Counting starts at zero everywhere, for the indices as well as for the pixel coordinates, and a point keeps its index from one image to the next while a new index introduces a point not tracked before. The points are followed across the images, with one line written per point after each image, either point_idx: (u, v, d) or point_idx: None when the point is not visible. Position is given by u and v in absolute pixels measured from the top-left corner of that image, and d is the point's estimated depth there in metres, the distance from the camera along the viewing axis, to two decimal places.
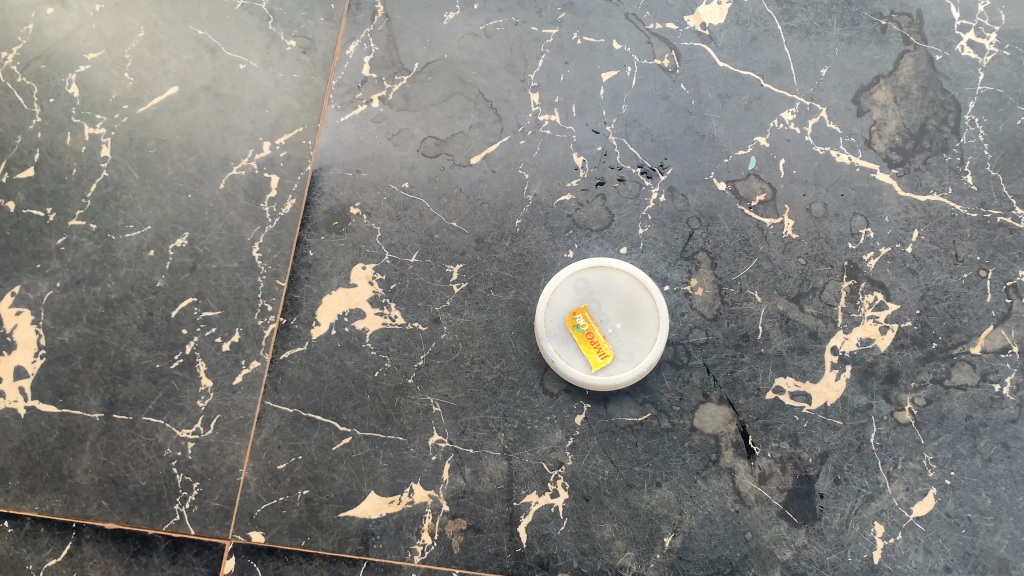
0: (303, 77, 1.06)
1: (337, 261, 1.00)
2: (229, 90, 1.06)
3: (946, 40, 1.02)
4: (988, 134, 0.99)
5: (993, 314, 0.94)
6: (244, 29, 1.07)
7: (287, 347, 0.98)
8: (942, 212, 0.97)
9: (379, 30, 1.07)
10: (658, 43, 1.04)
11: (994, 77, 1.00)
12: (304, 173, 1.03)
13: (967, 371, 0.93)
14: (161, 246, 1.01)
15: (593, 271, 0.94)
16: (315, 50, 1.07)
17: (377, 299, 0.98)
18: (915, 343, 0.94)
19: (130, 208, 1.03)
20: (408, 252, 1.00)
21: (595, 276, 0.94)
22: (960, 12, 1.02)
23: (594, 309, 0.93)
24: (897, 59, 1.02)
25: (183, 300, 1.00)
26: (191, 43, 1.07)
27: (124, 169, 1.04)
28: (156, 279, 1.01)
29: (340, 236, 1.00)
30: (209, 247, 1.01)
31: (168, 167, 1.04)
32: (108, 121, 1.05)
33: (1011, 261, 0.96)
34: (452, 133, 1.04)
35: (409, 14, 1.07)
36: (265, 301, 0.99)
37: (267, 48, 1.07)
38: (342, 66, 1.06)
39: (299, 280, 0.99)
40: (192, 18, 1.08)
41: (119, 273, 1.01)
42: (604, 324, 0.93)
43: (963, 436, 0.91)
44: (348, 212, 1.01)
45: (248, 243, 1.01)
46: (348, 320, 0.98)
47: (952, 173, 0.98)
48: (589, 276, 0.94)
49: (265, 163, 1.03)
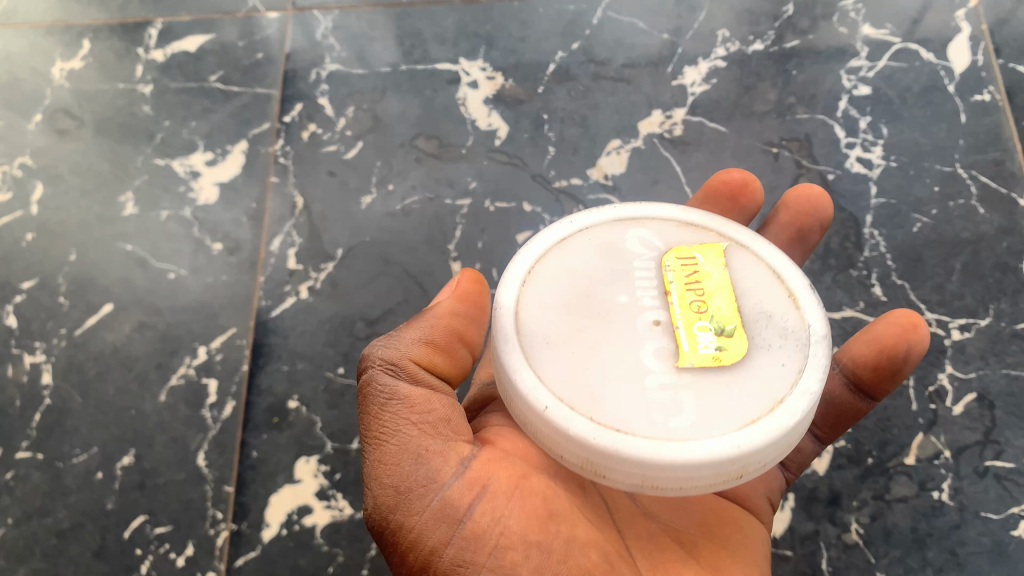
0: (231, 279, 1.11)
1: (281, 458, 1.02)
2: (162, 301, 1.10)
3: (836, 158, 1.09)
4: (888, 245, 1.04)
5: (921, 421, 0.96)
6: (172, 240, 1.14)
7: (240, 553, 0.98)
8: (859, 325, 1.00)
9: (301, 222, 1.13)
10: (566, 200, 1.10)
11: (886, 189, 1.07)
12: (241, 372, 1.06)
13: (906, 483, 0.94)
14: (108, 467, 1.03)
15: (525, 275, 0.73)
16: (241, 250, 1.12)
17: (323, 492, 1.00)
18: (852, 461, 0.96)
19: (75, 433, 1.05)
20: (349, 438, 1.02)
21: (540, 313, 0.71)
22: (845, 130, 1.11)
23: (625, 240, 0.75)
24: (793, 183, 1.08)
25: (135, 519, 1.01)
26: (122, 259, 1.13)
27: (66, 394, 1.06)
28: (107, 502, 1.02)
29: (281, 432, 1.03)
30: (155, 463, 1.03)
31: (109, 387, 1.07)
32: (46, 347, 1.09)
33: (930, 366, 0.98)
34: (382, 312, 1.07)
35: (328, 204, 1.14)
36: (215, 509, 1.00)
37: (194, 254, 1.13)
38: (269, 263, 1.11)
39: (246, 483, 1.01)
40: (121, 235, 1.14)
41: (69, 500, 1.02)
42: (649, 320, 0.69)
43: (911, 549, 0.92)
44: (287, 406, 1.04)
45: (194, 453, 1.03)
46: (297, 518, 0.99)
47: (860, 287, 1.02)
48: (521, 266, 0.74)
49: (201, 370, 1.06)
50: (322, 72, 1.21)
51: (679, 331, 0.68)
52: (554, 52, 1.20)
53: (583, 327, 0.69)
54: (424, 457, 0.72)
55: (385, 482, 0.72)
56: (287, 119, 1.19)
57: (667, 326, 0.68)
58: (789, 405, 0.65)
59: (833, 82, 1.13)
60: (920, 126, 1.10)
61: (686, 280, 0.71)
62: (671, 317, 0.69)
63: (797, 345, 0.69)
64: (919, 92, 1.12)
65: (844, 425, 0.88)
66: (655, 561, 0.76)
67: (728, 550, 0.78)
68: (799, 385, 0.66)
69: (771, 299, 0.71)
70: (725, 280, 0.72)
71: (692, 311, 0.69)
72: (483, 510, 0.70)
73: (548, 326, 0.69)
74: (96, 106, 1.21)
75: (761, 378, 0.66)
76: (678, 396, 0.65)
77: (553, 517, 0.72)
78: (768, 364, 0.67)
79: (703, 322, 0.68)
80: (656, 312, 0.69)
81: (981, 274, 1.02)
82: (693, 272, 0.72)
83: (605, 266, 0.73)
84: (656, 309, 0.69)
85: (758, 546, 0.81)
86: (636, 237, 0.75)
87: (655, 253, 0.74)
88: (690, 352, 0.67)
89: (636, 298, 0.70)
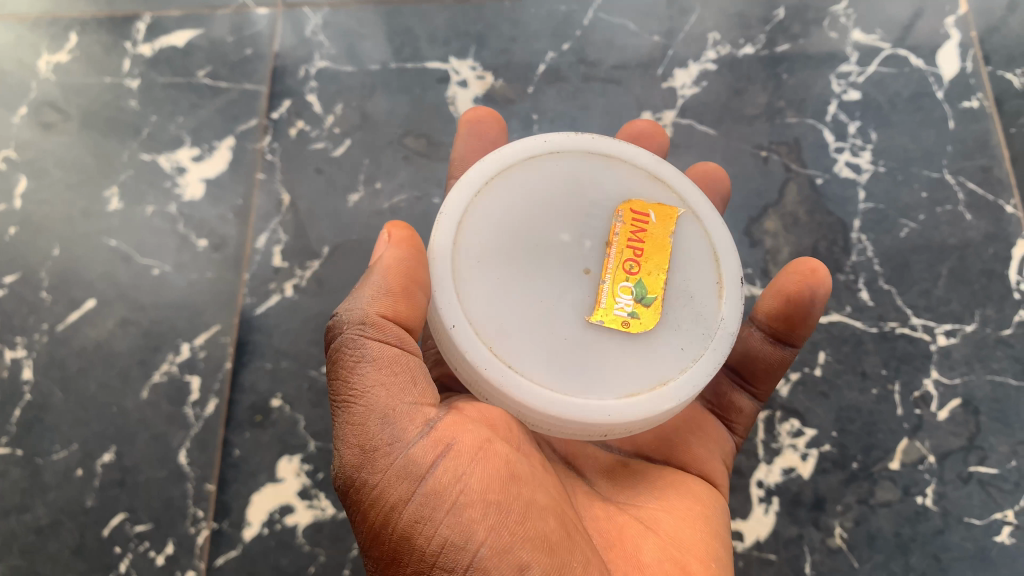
0: (216, 275, 1.10)
1: (263, 457, 1.01)
2: (146, 297, 1.10)
3: (825, 163, 1.10)
4: (876, 250, 1.04)
5: (906, 426, 0.97)
6: (157, 235, 1.13)
7: (221, 552, 0.98)
8: (844, 330, 1.00)
9: (287, 219, 1.12)
10: None
11: (874, 194, 1.07)
12: (225, 370, 1.05)
13: (890, 487, 0.94)
14: (88, 464, 1.02)
15: (483, 183, 0.79)
16: (226, 246, 1.11)
17: (305, 491, 0.99)
18: (837, 465, 0.96)
19: (55, 429, 1.04)
20: (333, 437, 1.01)
21: (483, 230, 0.77)
22: (834, 134, 1.11)
23: (589, 176, 0.81)
24: (780, 187, 1.09)
25: (114, 517, 1.00)
26: (106, 254, 1.12)
27: (47, 389, 1.05)
28: (86, 499, 1.01)
29: (264, 431, 1.02)
30: (136, 460, 1.02)
31: (91, 382, 1.06)
32: (28, 342, 1.07)
33: (916, 371, 0.99)
34: None
35: (315, 202, 1.13)
36: (196, 507, 0.99)
37: (179, 250, 1.12)
38: (254, 260, 1.10)
39: (228, 482, 1.00)
40: (105, 230, 1.13)
41: (48, 496, 1.01)
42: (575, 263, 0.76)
43: (893, 554, 0.92)
44: (270, 404, 1.03)
45: (175, 450, 1.02)
46: (279, 517, 0.98)
47: (847, 291, 1.02)
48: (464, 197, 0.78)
49: (185, 367, 1.05)
50: (311, 69, 1.21)
51: (604, 287, 0.75)
52: (544, 52, 1.19)
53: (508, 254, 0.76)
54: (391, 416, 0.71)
55: (353, 442, 0.71)
56: (276, 116, 1.18)
57: (596, 276, 0.76)
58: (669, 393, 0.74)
59: (822, 87, 1.13)
60: (909, 131, 1.10)
61: (632, 236, 0.78)
62: (603, 266, 0.76)
63: (700, 336, 0.77)
64: (908, 98, 1.12)
65: (774, 379, 0.91)
66: (609, 537, 0.76)
67: (681, 502, 0.82)
68: (686, 373, 0.75)
69: (703, 285, 0.78)
70: (666, 244, 0.78)
71: (623, 271, 0.76)
72: (447, 468, 0.69)
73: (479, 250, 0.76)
74: (82, 100, 1.20)
75: (648, 353, 0.75)
76: (578, 355, 0.74)
77: (515, 479, 0.70)
78: (666, 347, 0.76)
79: (627, 284, 0.75)
80: (590, 261, 0.76)
81: (968, 280, 1.02)
82: (641, 230, 0.78)
83: (555, 196, 0.79)
84: (590, 257, 0.77)
85: (716, 510, 0.83)
86: (606, 176, 0.81)
87: (612, 201, 0.80)
88: (605, 309, 0.75)
89: (579, 237, 0.77)
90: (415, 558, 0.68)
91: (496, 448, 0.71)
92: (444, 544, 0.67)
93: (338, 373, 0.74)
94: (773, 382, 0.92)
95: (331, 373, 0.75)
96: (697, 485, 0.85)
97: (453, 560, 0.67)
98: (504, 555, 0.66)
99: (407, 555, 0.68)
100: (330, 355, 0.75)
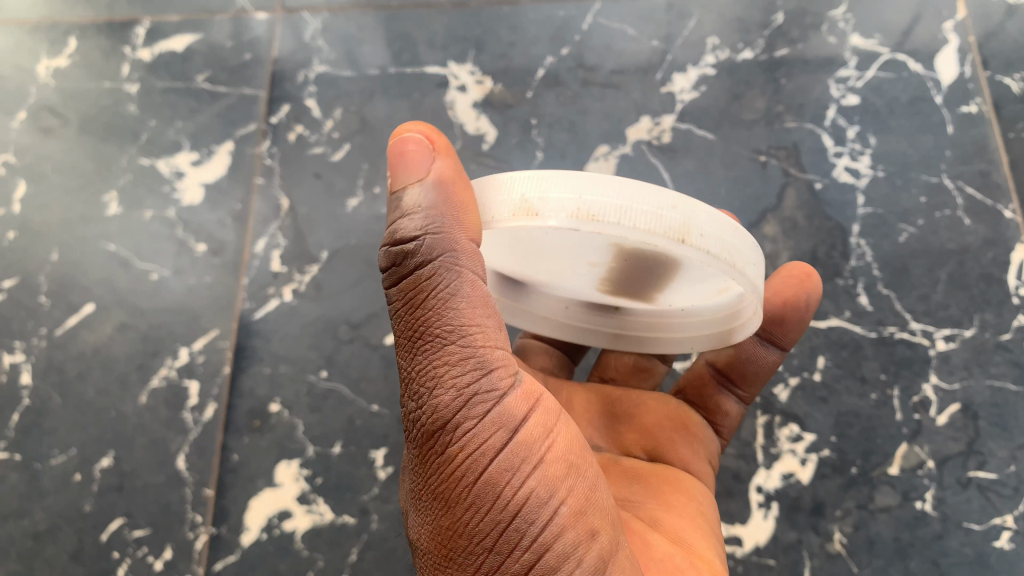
0: (215, 280, 1.10)
1: (261, 462, 1.01)
2: (144, 302, 1.09)
3: (824, 168, 1.09)
4: (874, 255, 1.04)
5: (905, 431, 0.96)
6: (155, 240, 1.13)
7: (218, 557, 0.97)
8: (843, 335, 1.01)
9: (286, 223, 1.12)
10: None
11: (873, 199, 1.07)
12: (223, 375, 1.05)
13: (889, 492, 0.94)
14: (86, 469, 1.02)
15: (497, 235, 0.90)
16: (225, 251, 1.11)
17: (303, 496, 0.99)
18: (836, 470, 0.95)
19: (53, 434, 1.04)
20: (331, 442, 1.01)
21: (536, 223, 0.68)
22: (833, 139, 1.11)
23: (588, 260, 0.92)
24: (779, 192, 1.09)
25: (112, 522, 1.00)
26: (104, 259, 1.12)
27: (45, 394, 1.05)
28: (84, 504, 1.00)
29: (262, 436, 1.02)
30: (134, 465, 1.02)
31: (89, 387, 1.05)
32: (26, 347, 1.07)
33: (915, 376, 0.98)
34: (366, 316, 1.07)
35: (313, 206, 1.13)
36: (194, 512, 0.99)
37: (178, 255, 1.12)
38: (252, 264, 1.10)
39: (226, 487, 1.00)
40: (104, 234, 1.13)
41: (46, 502, 1.01)
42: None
43: (893, 559, 0.92)
44: (268, 409, 1.03)
45: (174, 455, 1.02)
46: (277, 522, 0.98)
47: (846, 296, 1.02)
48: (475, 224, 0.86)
49: (183, 371, 1.05)
50: (310, 74, 1.21)
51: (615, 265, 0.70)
52: (543, 57, 1.19)
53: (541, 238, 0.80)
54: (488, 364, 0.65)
55: (422, 381, 0.65)
56: (274, 120, 1.18)
57: None
58: (691, 241, 0.68)
59: (821, 92, 1.13)
60: (908, 136, 1.11)
61: None
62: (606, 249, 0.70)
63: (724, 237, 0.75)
64: (907, 102, 1.12)
65: (759, 382, 0.94)
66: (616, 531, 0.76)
67: (677, 499, 0.82)
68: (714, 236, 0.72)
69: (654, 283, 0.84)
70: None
71: None
72: (539, 421, 0.66)
73: (504, 211, 0.71)
74: (81, 104, 1.20)
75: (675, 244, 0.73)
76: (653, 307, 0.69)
77: (585, 449, 0.69)
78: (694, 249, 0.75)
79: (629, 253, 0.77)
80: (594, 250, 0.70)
81: (966, 285, 1.02)
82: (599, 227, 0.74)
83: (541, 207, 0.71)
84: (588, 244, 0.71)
85: (708, 505, 0.84)
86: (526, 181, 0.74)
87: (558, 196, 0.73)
88: None
89: None
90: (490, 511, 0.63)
91: (568, 420, 0.70)
92: (529, 495, 0.63)
93: (428, 303, 0.66)
94: (758, 386, 0.94)
95: (421, 296, 0.66)
96: (687, 478, 0.85)
97: (534, 512, 0.63)
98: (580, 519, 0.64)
99: (483, 505, 0.63)
100: (417, 283, 0.67)
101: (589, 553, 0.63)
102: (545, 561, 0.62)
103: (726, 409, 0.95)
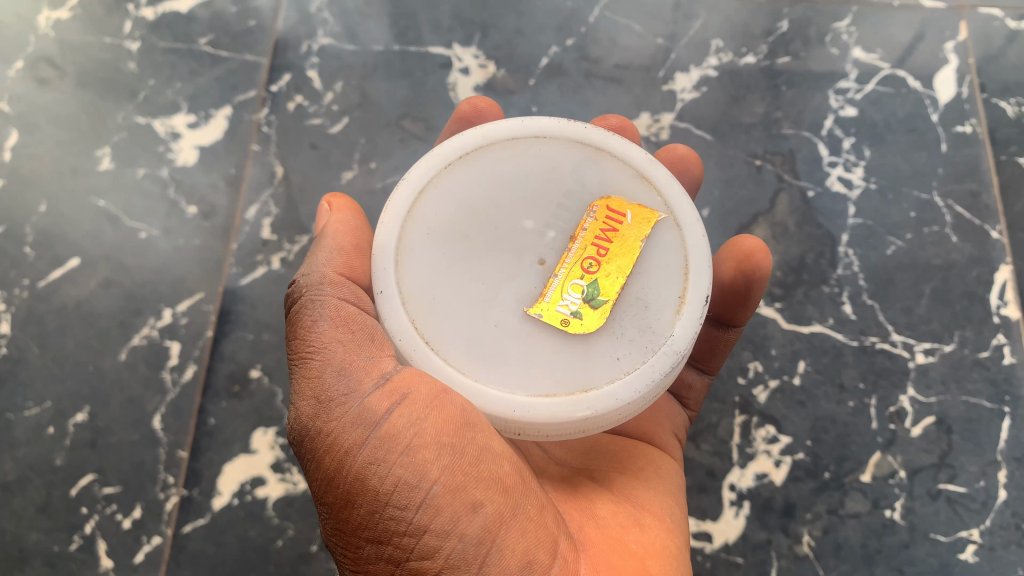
0: (203, 242, 1.09)
1: (237, 427, 1.01)
2: (131, 260, 1.09)
3: (817, 176, 1.10)
4: (861, 265, 1.06)
5: (880, 440, 0.98)
6: (147, 200, 1.12)
7: (188, 519, 0.97)
8: (825, 341, 1.02)
9: (279, 191, 1.12)
10: None
11: (863, 210, 1.08)
12: (205, 338, 1.04)
13: (860, 499, 0.95)
14: (60, 422, 1.01)
15: (456, 157, 0.79)
16: (215, 215, 1.11)
17: (278, 464, 0.99)
18: (809, 474, 0.96)
19: (29, 385, 1.03)
20: None
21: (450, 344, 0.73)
22: (828, 149, 1.12)
23: (570, 162, 0.79)
24: (772, 197, 1.10)
25: (82, 477, 0.99)
26: (93, 214, 1.11)
27: (23, 345, 1.04)
28: (55, 458, 1.00)
29: (241, 401, 1.02)
30: (109, 422, 1.01)
31: (68, 341, 1.05)
32: (7, 297, 1.06)
33: (893, 388, 1.00)
34: None
35: (308, 177, 1.13)
36: (166, 472, 0.99)
37: (168, 215, 1.11)
38: (242, 231, 1.10)
39: (200, 450, 1.00)
40: (94, 190, 1.12)
41: (17, 453, 1.00)
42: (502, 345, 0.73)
43: (859, 565, 0.93)
44: (248, 375, 1.03)
45: (149, 415, 1.01)
46: (249, 488, 0.98)
47: (830, 303, 1.04)
48: (405, 199, 0.77)
49: (165, 332, 1.05)
50: (313, 45, 1.20)
51: (554, 280, 0.74)
52: (548, 46, 1.19)
53: (471, 238, 0.75)
54: (347, 369, 0.74)
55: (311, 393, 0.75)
56: (274, 89, 1.18)
57: (551, 266, 0.74)
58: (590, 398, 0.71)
59: (820, 101, 1.14)
60: (904, 151, 1.12)
61: (601, 232, 0.76)
62: (558, 261, 0.75)
63: (642, 349, 0.73)
64: (904, 118, 1.13)
65: (721, 356, 0.95)
66: (566, 496, 0.82)
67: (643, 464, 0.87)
68: (615, 384, 0.72)
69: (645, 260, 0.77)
70: (634, 246, 0.75)
71: (580, 266, 0.74)
72: (404, 411, 0.72)
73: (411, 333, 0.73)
74: (80, 58, 1.18)
75: (585, 362, 0.72)
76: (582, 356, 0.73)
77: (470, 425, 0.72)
78: (604, 355, 0.73)
79: (580, 281, 0.74)
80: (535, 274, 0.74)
81: (950, 301, 1.03)
82: (611, 229, 0.76)
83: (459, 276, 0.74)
84: (548, 248, 0.75)
85: (672, 473, 0.88)
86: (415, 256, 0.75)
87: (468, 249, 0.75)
88: (549, 301, 0.73)
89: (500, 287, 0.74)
90: (369, 498, 0.71)
91: None
92: (398, 483, 0.70)
93: (298, 332, 0.78)
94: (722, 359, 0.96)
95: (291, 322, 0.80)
96: (653, 448, 0.90)
97: (405, 499, 0.70)
98: (454, 491, 0.70)
99: (361, 497, 0.71)
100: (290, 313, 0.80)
101: (466, 524, 0.70)
102: (425, 541, 0.70)
103: (693, 384, 0.96)
